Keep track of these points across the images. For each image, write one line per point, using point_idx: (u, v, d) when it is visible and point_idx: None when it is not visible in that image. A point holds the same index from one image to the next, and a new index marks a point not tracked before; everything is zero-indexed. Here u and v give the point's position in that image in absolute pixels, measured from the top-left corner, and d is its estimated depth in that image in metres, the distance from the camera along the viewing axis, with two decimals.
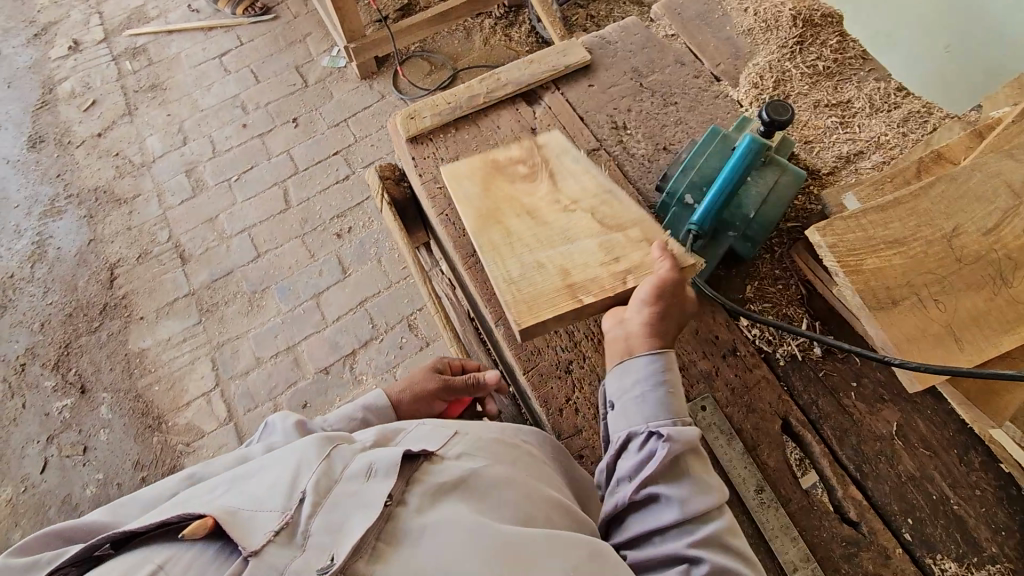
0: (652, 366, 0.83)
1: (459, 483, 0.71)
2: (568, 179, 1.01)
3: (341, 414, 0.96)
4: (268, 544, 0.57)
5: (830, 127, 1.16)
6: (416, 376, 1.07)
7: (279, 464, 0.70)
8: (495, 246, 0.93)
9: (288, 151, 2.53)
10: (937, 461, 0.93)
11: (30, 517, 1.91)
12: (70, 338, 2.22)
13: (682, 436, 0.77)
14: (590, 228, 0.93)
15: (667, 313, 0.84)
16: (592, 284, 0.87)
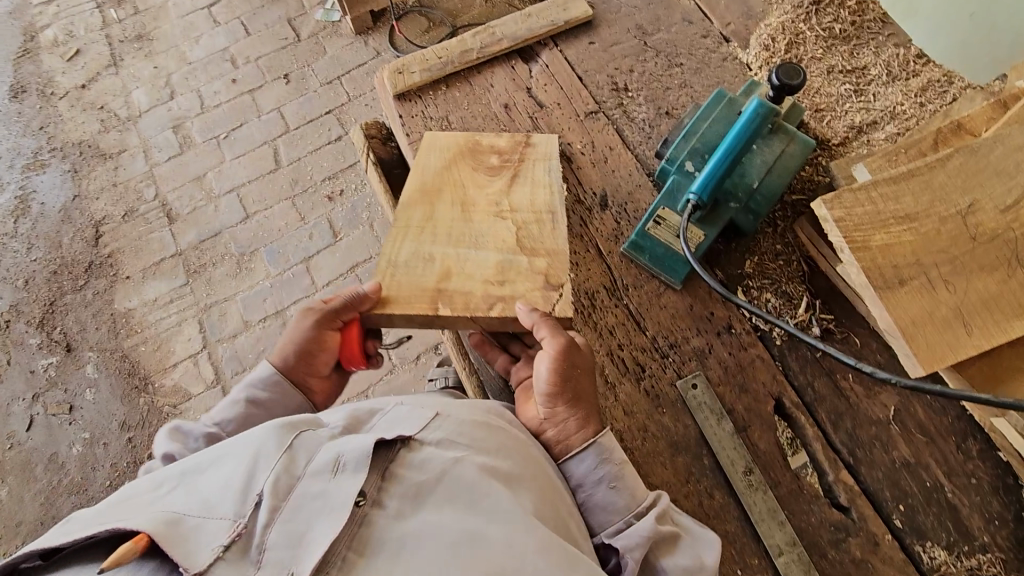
0: (587, 464, 0.82)
1: (437, 481, 0.68)
2: (524, 186, 0.99)
3: (227, 400, 0.91)
4: (216, 562, 0.56)
5: (843, 95, 1.09)
6: (291, 326, 0.91)
7: (232, 458, 0.68)
8: (406, 225, 0.94)
9: (278, 108, 2.43)
10: (934, 448, 0.90)
11: (18, 474, 1.91)
12: (54, 296, 2.18)
13: (637, 538, 0.75)
14: (504, 243, 0.91)
15: (573, 383, 0.83)
16: (463, 298, 0.86)
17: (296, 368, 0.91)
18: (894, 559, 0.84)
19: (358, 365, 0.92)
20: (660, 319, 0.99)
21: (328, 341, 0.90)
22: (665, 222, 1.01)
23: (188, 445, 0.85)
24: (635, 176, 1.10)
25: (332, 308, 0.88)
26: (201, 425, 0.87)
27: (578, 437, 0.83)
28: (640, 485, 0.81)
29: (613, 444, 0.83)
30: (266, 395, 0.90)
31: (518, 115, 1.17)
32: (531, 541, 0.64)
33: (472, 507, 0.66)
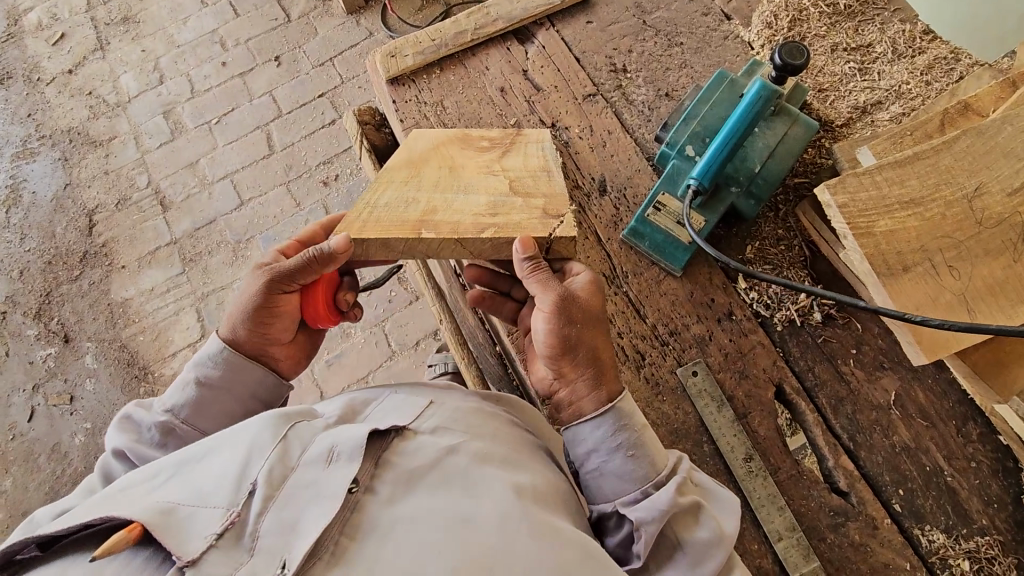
0: (603, 431, 0.79)
1: (432, 467, 0.67)
2: (517, 156, 0.94)
3: (177, 383, 0.87)
4: (208, 550, 0.56)
5: (847, 74, 1.06)
6: (243, 287, 0.86)
7: (226, 448, 0.67)
8: (388, 181, 0.87)
9: (270, 92, 2.39)
10: (934, 432, 0.89)
11: (22, 464, 1.92)
12: (50, 286, 2.16)
13: (654, 509, 0.72)
14: (495, 189, 0.85)
15: (575, 338, 0.79)
16: (451, 224, 0.77)
17: (252, 332, 0.87)
18: (892, 542, 0.85)
19: (325, 323, 0.90)
20: (660, 306, 0.98)
21: (281, 304, 0.86)
22: (665, 208, 0.99)
23: (142, 437, 0.82)
24: (635, 160, 1.08)
25: (288, 268, 0.82)
26: (154, 413, 0.84)
27: (591, 399, 0.81)
28: (660, 455, 0.78)
29: (630, 411, 0.80)
30: (217, 375, 0.86)
31: (515, 99, 1.14)
32: (525, 525, 0.63)
33: (466, 492, 0.65)
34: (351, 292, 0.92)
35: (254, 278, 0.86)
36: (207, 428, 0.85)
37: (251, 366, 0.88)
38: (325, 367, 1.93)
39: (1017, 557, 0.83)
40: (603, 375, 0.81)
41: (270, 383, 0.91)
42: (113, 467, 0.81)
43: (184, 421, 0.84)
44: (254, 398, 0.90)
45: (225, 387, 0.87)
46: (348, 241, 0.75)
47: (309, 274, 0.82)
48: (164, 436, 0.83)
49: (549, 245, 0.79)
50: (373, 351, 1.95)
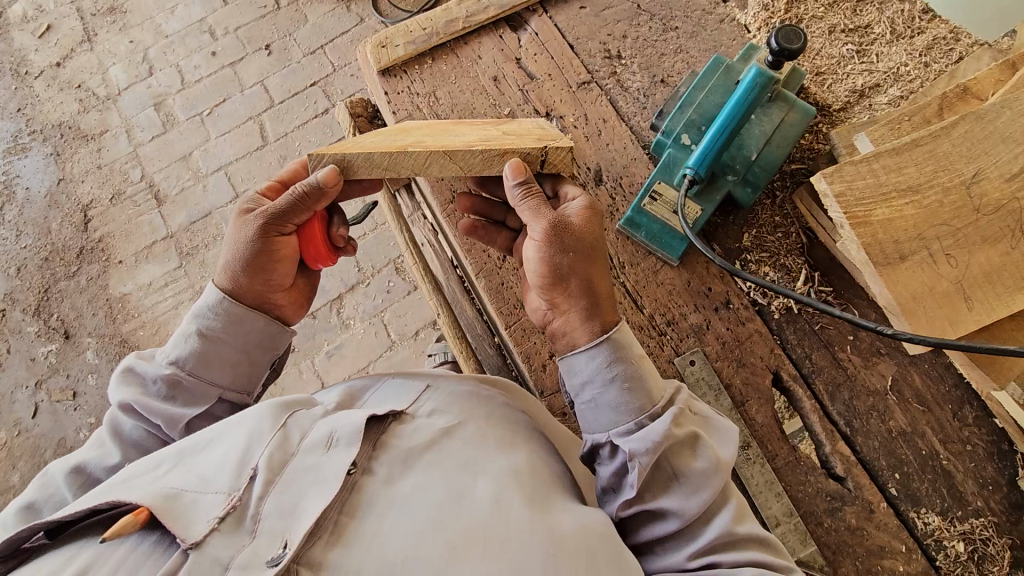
0: (597, 362, 0.74)
1: (427, 448, 0.68)
2: (511, 124, 0.92)
3: (179, 334, 0.83)
4: (211, 533, 0.56)
5: (845, 57, 1.05)
6: (233, 235, 0.81)
7: (228, 435, 0.68)
8: (378, 135, 0.83)
9: (261, 81, 2.35)
10: (930, 417, 0.90)
11: (28, 460, 1.95)
12: (48, 283, 2.16)
13: (649, 440, 0.68)
14: (489, 133, 0.81)
15: (569, 266, 0.74)
16: (438, 143, 0.70)
17: (252, 281, 0.82)
18: (888, 525, 0.86)
19: (323, 263, 0.86)
20: (656, 295, 0.98)
21: (279, 248, 0.81)
22: (662, 198, 0.98)
23: (148, 390, 0.79)
24: (631, 149, 1.07)
25: (280, 208, 0.77)
26: (157, 365, 0.81)
27: (584, 330, 0.75)
28: (656, 385, 0.73)
29: (626, 342, 0.74)
30: (220, 325, 0.82)
31: (508, 88, 1.13)
32: (522, 503, 0.63)
33: (461, 469, 0.66)
34: (342, 226, 0.86)
35: (242, 225, 0.80)
36: (213, 379, 0.82)
37: (254, 316, 0.83)
38: (325, 359, 1.94)
39: (1010, 538, 0.84)
40: (599, 307, 0.75)
41: (275, 331, 0.86)
42: (120, 421, 0.78)
43: (190, 373, 0.80)
44: (259, 346, 0.85)
45: (229, 337, 0.82)
46: (336, 172, 0.70)
47: (303, 212, 0.77)
48: (170, 389, 0.79)
49: (543, 160, 0.72)
50: (373, 341, 1.95)
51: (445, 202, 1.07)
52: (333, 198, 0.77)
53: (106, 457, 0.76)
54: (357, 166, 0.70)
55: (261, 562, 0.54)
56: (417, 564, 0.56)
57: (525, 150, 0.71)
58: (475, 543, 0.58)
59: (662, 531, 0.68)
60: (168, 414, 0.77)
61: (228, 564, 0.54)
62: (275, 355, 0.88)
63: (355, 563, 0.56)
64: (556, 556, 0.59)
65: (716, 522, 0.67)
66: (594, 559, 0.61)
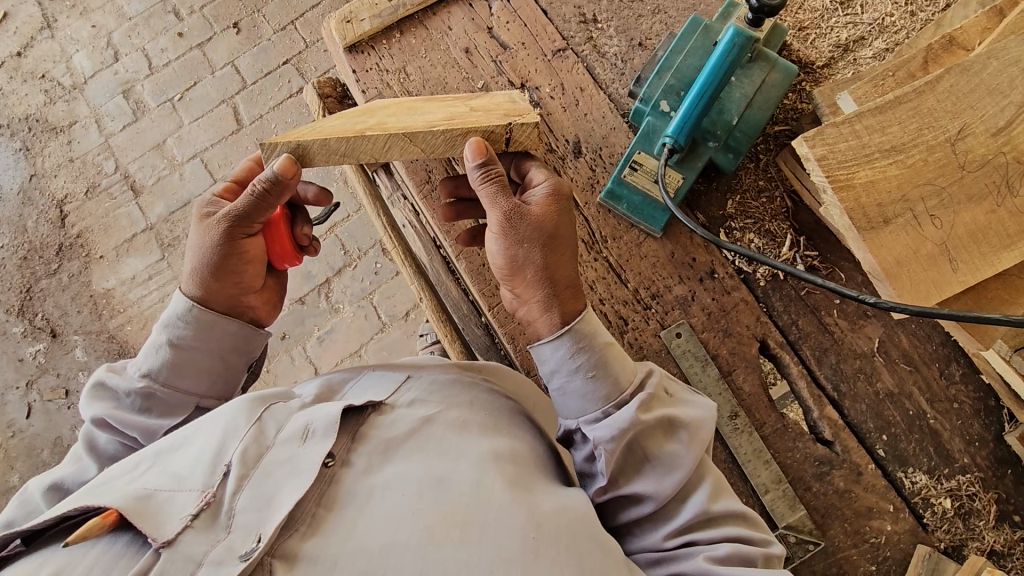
0: (561, 353, 0.72)
1: (409, 436, 0.64)
2: (481, 97, 0.87)
3: (149, 345, 0.80)
4: (185, 530, 0.51)
5: (829, 9, 1.00)
6: (197, 241, 0.78)
7: (203, 432, 0.63)
8: (339, 119, 0.79)
9: (232, 62, 2.27)
10: (917, 376, 0.90)
11: (26, 460, 1.95)
12: (29, 282, 2.13)
13: (615, 427, 0.67)
14: (454, 108, 0.77)
15: (536, 252, 0.72)
16: (398, 124, 0.67)
17: (221, 285, 0.80)
18: (876, 486, 0.87)
19: (295, 263, 0.87)
20: (641, 269, 0.97)
21: (249, 248, 0.79)
22: (642, 168, 0.96)
23: (122, 404, 0.78)
24: (610, 118, 1.03)
25: (242, 209, 0.74)
26: (130, 378, 0.79)
27: (545, 321, 0.73)
28: (623, 372, 0.71)
29: (591, 331, 0.72)
30: (191, 334, 0.80)
31: (481, 60, 1.08)
32: (507, 486, 0.60)
33: (441, 454, 0.62)
34: (306, 224, 0.88)
35: (206, 229, 0.77)
36: (189, 388, 0.80)
37: (226, 320, 0.82)
38: (317, 344, 1.93)
39: (995, 492, 0.86)
40: (559, 295, 0.73)
41: (249, 333, 0.85)
42: (96, 436, 0.76)
43: (164, 384, 0.79)
44: (234, 351, 0.84)
45: (202, 344, 0.81)
46: (292, 160, 0.67)
47: (267, 209, 0.75)
48: (145, 402, 0.78)
49: (508, 138, 0.68)
50: (363, 324, 1.94)
51: (420, 182, 1.04)
52: (296, 190, 0.73)
53: (83, 472, 0.74)
54: (313, 154, 0.66)
55: (234, 557, 0.50)
56: (394, 556, 0.52)
57: (488, 127, 0.66)
58: (456, 528, 0.55)
59: (639, 513, 0.68)
60: (145, 427, 0.77)
61: (201, 560, 0.50)
62: (251, 358, 0.86)
63: (332, 556, 0.52)
64: (536, 538, 0.56)
65: (692, 501, 0.67)
66: (576, 541, 0.58)
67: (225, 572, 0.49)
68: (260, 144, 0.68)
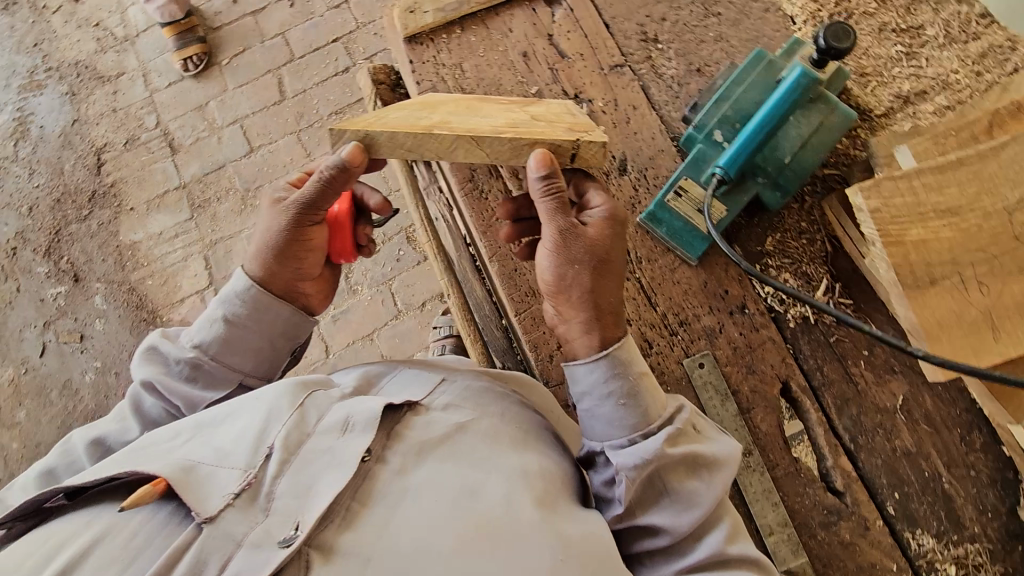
0: (596, 375, 0.72)
1: (443, 441, 0.64)
2: (540, 104, 0.87)
3: (205, 318, 0.82)
4: (226, 508, 0.53)
5: (894, 58, 1.00)
6: (265, 223, 0.79)
7: (246, 410, 0.64)
8: (400, 107, 0.78)
9: (283, 33, 2.29)
10: (937, 439, 0.89)
11: (35, 398, 1.99)
12: (60, 224, 2.16)
13: (638, 457, 0.67)
14: (515, 115, 0.76)
15: (586, 274, 0.72)
16: (464, 125, 0.68)
17: (282, 269, 0.81)
18: (882, 543, 0.86)
19: (351, 261, 0.88)
20: (672, 294, 0.96)
21: (312, 236, 0.80)
22: (687, 194, 0.95)
23: (169, 371, 0.79)
24: (659, 140, 1.03)
25: (309, 196, 0.75)
26: (181, 347, 0.81)
27: (583, 343, 0.73)
28: (655, 403, 0.71)
29: (629, 358, 0.72)
30: (245, 312, 0.81)
31: (538, 66, 1.09)
32: (537, 506, 0.60)
33: (473, 464, 0.62)
34: (368, 225, 0.90)
35: (274, 214, 0.79)
36: (235, 365, 0.81)
37: (281, 306, 0.82)
38: (331, 322, 1.95)
39: (1002, 566, 0.84)
40: (600, 319, 0.73)
41: (299, 320, 0.85)
42: (142, 399, 0.78)
43: (212, 357, 0.80)
44: (283, 335, 0.84)
45: (254, 325, 0.81)
46: (359, 149, 0.67)
47: (333, 196, 0.75)
48: (192, 371, 0.79)
49: (574, 153, 0.68)
50: (379, 309, 1.95)
51: (463, 177, 1.03)
52: (361, 181, 0.73)
53: (126, 432, 0.77)
54: (379, 144, 0.67)
55: (273, 542, 0.52)
56: (422, 561, 0.53)
57: (555, 141, 0.66)
58: (488, 541, 0.55)
59: (652, 545, 0.69)
60: (189, 397, 0.78)
61: (241, 541, 0.52)
62: (296, 344, 0.86)
63: (364, 552, 0.53)
64: (564, 562, 0.56)
65: (708, 542, 0.67)
66: (602, 568, 0.58)
67: (264, 558, 0.50)
68: (328, 130, 0.69)
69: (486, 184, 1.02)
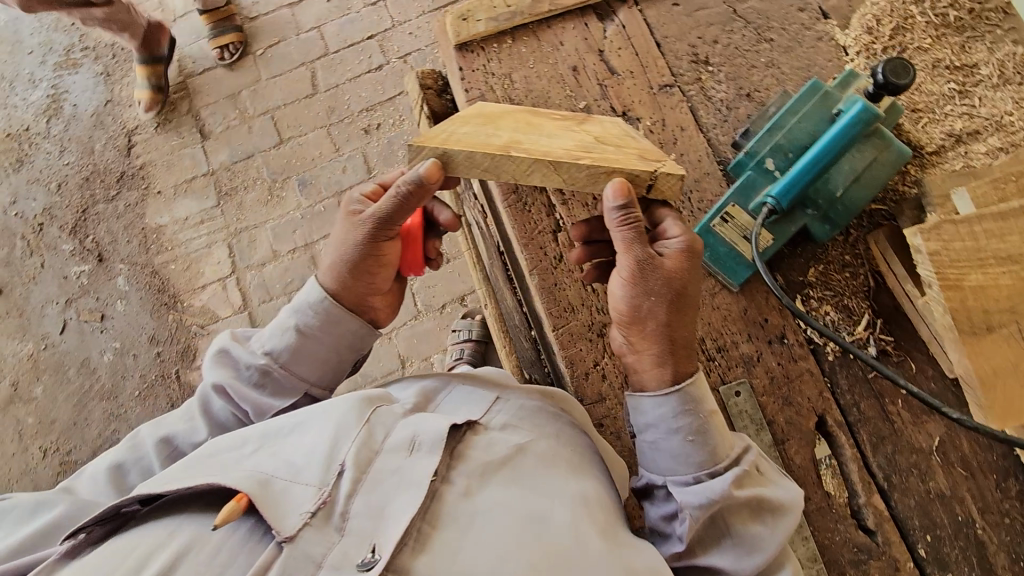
0: (664, 410, 0.73)
1: (505, 463, 0.64)
2: (595, 122, 0.87)
3: (276, 325, 0.85)
4: (303, 528, 0.55)
5: (946, 95, 0.99)
6: (343, 237, 0.83)
7: (315, 424, 0.66)
8: (464, 120, 0.79)
9: (319, 27, 2.30)
10: (972, 484, 0.87)
11: (52, 374, 2.01)
12: (87, 203, 2.18)
13: (704, 497, 0.68)
14: (578, 136, 0.77)
15: (662, 307, 0.74)
16: (539, 148, 0.70)
17: (357, 282, 0.84)
18: None
19: (420, 273, 0.92)
20: (711, 320, 0.96)
21: (386, 251, 0.83)
22: (734, 220, 0.95)
23: (239, 375, 0.83)
24: (706, 164, 1.03)
25: (386, 212, 0.78)
26: (252, 352, 0.84)
27: (655, 375, 0.75)
28: (724, 443, 0.71)
29: (700, 396, 0.73)
30: (317, 324, 0.83)
31: (588, 81, 1.09)
32: (600, 536, 0.60)
33: (536, 489, 0.62)
34: (437, 239, 0.96)
35: (352, 228, 0.82)
36: (303, 375, 0.84)
37: (352, 319, 0.85)
38: None
39: None
40: (674, 354, 0.75)
41: (366, 332, 0.87)
42: (212, 400, 0.82)
43: (282, 365, 0.83)
44: (348, 347, 0.87)
45: (324, 337, 0.84)
46: (436, 167, 0.71)
47: (408, 212, 0.78)
48: (261, 378, 0.82)
49: (651, 184, 0.70)
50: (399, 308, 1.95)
51: (506, 188, 1.02)
52: (434, 197, 0.76)
53: (194, 432, 0.82)
54: (456, 163, 0.70)
55: (352, 565, 0.53)
56: None
57: (633, 171, 0.69)
58: (558, 570, 0.55)
59: None
60: (258, 404, 0.81)
61: (320, 563, 0.54)
62: (359, 355, 0.89)
63: None
64: None
65: None
66: None
67: None
68: (407, 147, 0.73)
69: (530, 196, 1.01)
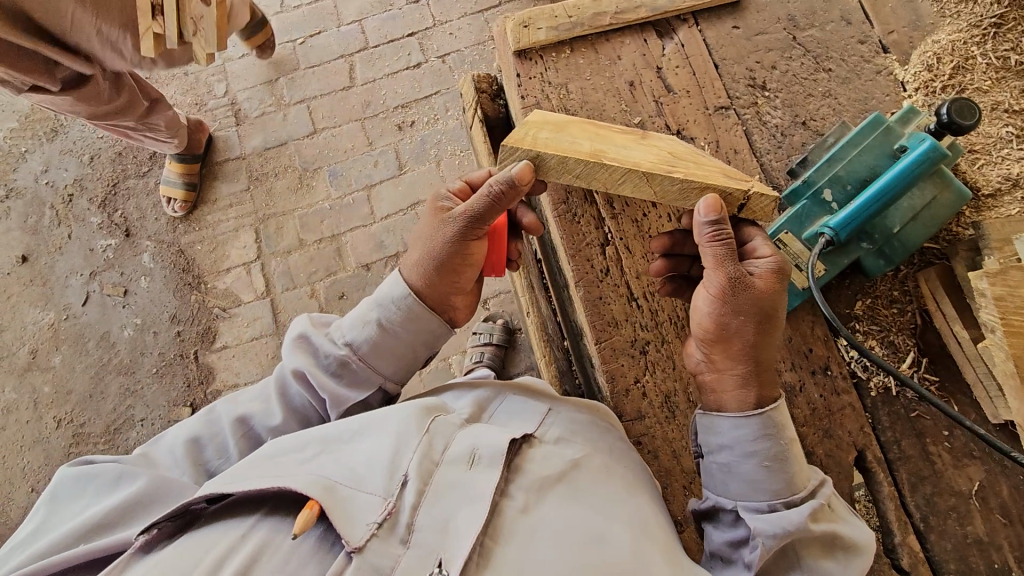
0: (744, 432, 0.74)
1: (560, 479, 0.66)
2: (663, 140, 0.88)
3: (358, 317, 0.85)
4: (371, 539, 0.56)
5: (1004, 138, 0.98)
6: (431, 235, 0.85)
7: (376, 431, 0.68)
8: (540, 126, 0.80)
9: (360, 21, 2.31)
10: (1011, 532, 0.86)
11: (71, 345, 2.01)
12: (119, 178, 2.19)
13: (780, 526, 0.69)
14: (655, 150, 0.78)
15: (748, 326, 0.75)
16: (629, 159, 0.71)
17: (441, 281, 0.85)
18: None
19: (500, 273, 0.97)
20: None
21: (472, 251, 0.85)
22: (786, 248, 0.95)
23: (318, 362, 0.83)
24: None
25: (477, 211, 0.80)
26: (333, 342, 0.84)
27: (735, 397, 0.76)
28: (801, 474, 0.72)
29: (782, 423, 0.74)
30: (399, 320, 0.84)
31: (643, 97, 1.09)
32: (661, 561, 0.60)
33: (594, 509, 0.63)
34: (518, 242, 1.02)
35: (441, 227, 0.84)
36: (380, 368, 0.85)
37: (433, 316, 0.85)
38: None
39: None
40: (758, 376, 0.76)
41: (440, 332, 0.88)
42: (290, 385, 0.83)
43: (361, 358, 0.84)
44: (424, 344, 0.87)
45: (404, 333, 0.85)
46: (529, 169, 0.72)
47: (498, 212, 0.80)
48: (340, 368, 0.83)
49: (742, 203, 0.73)
50: None
51: (555, 197, 1.02)
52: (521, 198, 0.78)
53: (269, 416, 0.83)
54: (548, 166, 0.71)
55: None
56: None
57: (727, 189, 0.71)
58: None
59: None
60: (336, 394, 0.82)
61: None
62: (432, 351, 0.90)
63: None
64: None
65: None
66: None
67: None
68: (500, 148, 0.73)
69: (579, 208, 1.01)
